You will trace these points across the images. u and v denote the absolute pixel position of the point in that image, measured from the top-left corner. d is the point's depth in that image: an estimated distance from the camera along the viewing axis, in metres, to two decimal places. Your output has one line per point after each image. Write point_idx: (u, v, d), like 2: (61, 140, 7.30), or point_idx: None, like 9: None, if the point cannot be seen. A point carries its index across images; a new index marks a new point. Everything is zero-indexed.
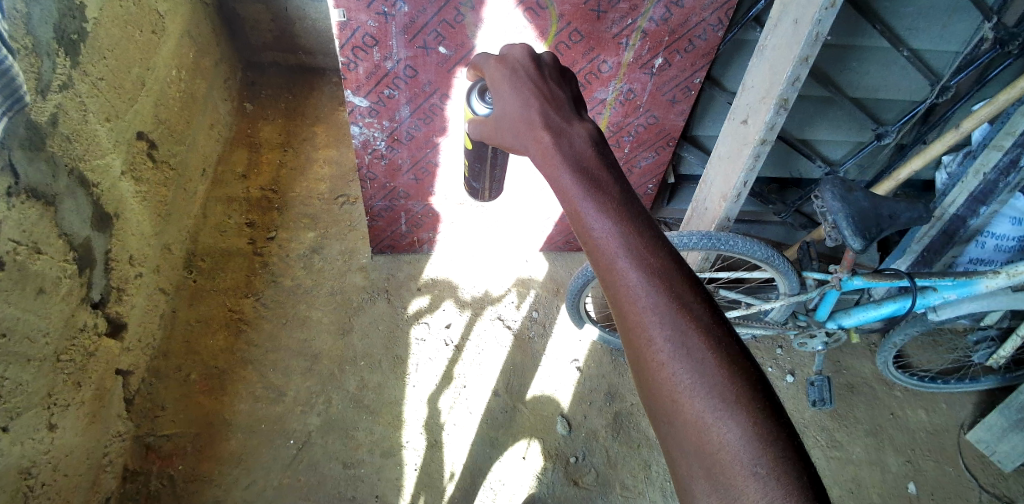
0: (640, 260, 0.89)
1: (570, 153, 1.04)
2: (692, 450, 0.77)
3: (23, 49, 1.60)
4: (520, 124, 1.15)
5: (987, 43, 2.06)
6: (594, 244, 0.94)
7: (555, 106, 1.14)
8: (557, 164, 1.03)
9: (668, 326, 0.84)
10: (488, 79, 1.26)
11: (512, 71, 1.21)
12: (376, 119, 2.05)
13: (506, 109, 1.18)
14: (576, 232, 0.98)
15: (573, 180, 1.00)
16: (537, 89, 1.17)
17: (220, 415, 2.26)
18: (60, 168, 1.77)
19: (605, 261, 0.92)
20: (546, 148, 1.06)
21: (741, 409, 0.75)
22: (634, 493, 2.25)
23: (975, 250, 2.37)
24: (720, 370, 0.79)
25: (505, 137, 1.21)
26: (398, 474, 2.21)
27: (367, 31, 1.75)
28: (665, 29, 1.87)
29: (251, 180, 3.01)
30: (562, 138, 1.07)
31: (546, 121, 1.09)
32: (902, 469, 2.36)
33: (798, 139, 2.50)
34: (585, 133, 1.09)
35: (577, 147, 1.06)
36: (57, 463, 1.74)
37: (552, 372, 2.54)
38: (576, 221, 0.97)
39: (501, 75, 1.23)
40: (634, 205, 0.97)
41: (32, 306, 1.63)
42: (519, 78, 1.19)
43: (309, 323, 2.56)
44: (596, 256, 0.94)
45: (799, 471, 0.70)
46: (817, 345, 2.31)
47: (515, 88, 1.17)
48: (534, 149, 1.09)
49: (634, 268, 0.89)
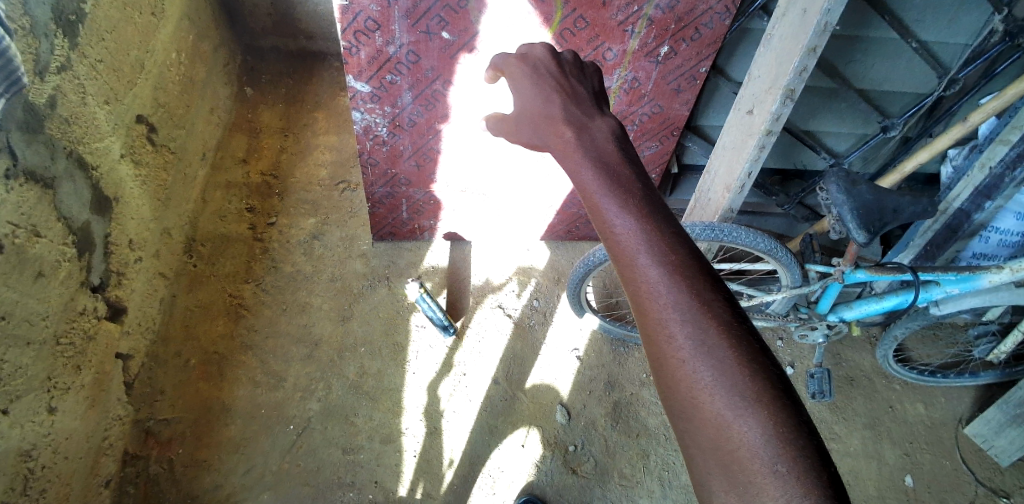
0: (661, 257, 0.88)
1: (591, 147, 1.05)
2: (711, 447, 0.77)
3: (20, 30, 1.58)
4: (539, 118, 1.13)
5: (996, 35, 2.03)
6: (615, 240, 0.92)
7: (576, 101, 1.14)
8: (578, 158, 1.03)
9: (689, 323, 0.83)
10: (505, 75, 1.25)
11: (532, 67, 1.21)
12: (378, 104, 2.02)
13: (524, 103, 1.17)
14: (596, 228, 0.97)
15: (595, 176, 0.99)
16: (558, 84, 1.18)
17: (220, 399, 2.26)
18: (59, 151, 1.75)
19: (626, 257, 0.91)
20: (569, 144, 1.06)
21: (762, 408, 0.75)
22: (632, 482, 2.26)
23: (979, 245, 2.36)
24: (742, 369, 0.78)
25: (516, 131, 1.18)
26: (398, 461, 2.22)
27: (370, 15, 1.72)
28: (671, 17, 1.84)
29: (251, 165, 2.99)
30: (584, 133, 1.07)
31: (568, 117, 1.09)
32: (899, 461, 2.37)
33: (803, 131, 2.48)
34: (607, 127, 1.10)
35: (598, 142, 1.06)
36: (57, 446, 1.75)
37: (552, 361, 2.54)
38: (597, 217, 0.96)
39: (519, 70, 1.22)
40: (655, 202, 0.96)
41: (31, 290, 1.63)
42: (540, 74, 1.19)
43: (309, 310, 2.56)
44: (616, 253, 0.93)
45: (819, 470, 0.71)
46: (817, 337, 2.31)
47: (535, 83, 1.17)
48: (554, 143, 1.09)
49: (655, 265, 0.88)
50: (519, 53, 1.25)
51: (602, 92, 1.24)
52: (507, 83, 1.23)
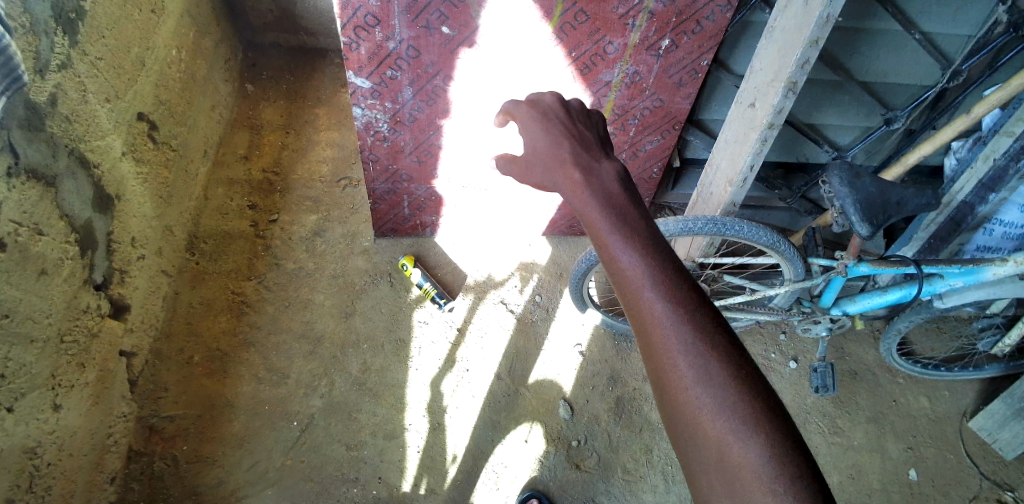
0: (665, 292, 0.94)
1: (598, 186, 1.12)
2: (714, 467, 0.83)
3: (20, 28, 1.58)
4: (549, 159, 1.23)
5: (1000, 26, 2.00)
6: (621, 274, 0.98)
7: (583, 145, 1.23)
8: (585, 197, 1.10)
9: (692, 354, 0.89)
10: (515, 119, 1.36)
11: (542, 114, 1.32)
12: (379, 100, 2.02)
13: (534, 145, 1.26)
14: (603, 263, 1.03)
15: (601, 214, 1.06)
16: (565, 129, 1.28)
17: (223, 396, 2.27)
18: (60, 149, 1.75)
19: (632, 291, 0.96)
20: (576, 182, 1.13)
21: (760, 432, 0.82)
22: (635, 477, 2.26)
23: (982, 238, 2.32)
24: (741, 396, 0.85)
25: (526, 169, 1.28)
26: (401, 457, 2.23)
27: (369, 10, 1.72)
28: (672, 10, 1.83)
29: (252, 162, 2.98)
30: (590, 174, 1.15)
31: (575, 159, 1.18)
32: (903, 455, 2.37)
33: (805, 124, 2.47)
34: (612, 169, 1.18)
35: (604, 181, 1.14)
36: (62, 444, 1.76)
37: (555, 357, 2.54)
38: (603, 253, 1.02)
39: (530, 116, 1.32)
40: (658, 238, 1.02)
41: (34, 288, 1.63)
42: (549, 120, 1.30)
43: (311, 306, 2.56)
44: (623, 287, 0.98)
45: (812, 488, 0.77)
46: (820, 331, 2.28)
47: (547, 129, 1.27)
48: (563, 183, 1.17)
49: (660, 300, 0.94)
50: (529, 101, 1.37)
51: (606, 137, 1.34)
52: (519, 127, 1.33)
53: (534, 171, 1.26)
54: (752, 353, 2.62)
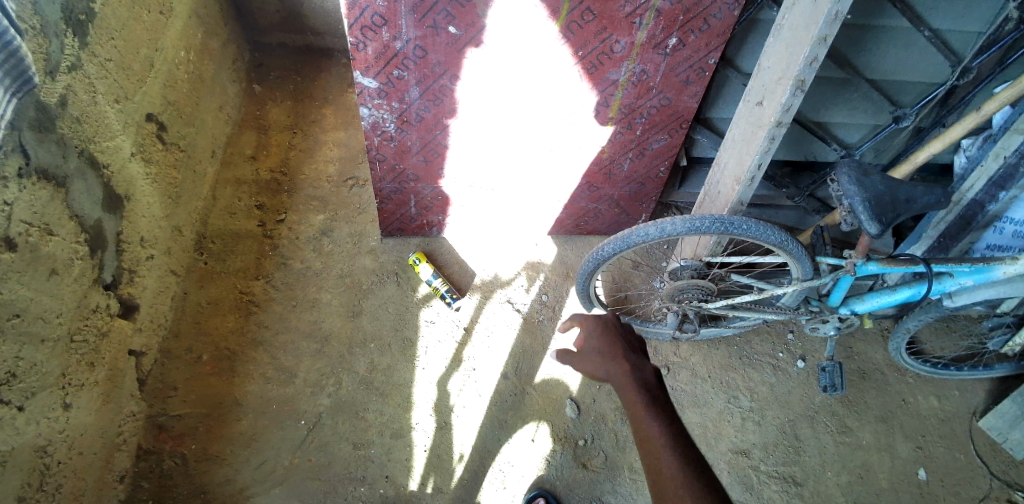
0: (681, 462, 1.26)
1: (641, 379, 1.51)
2: None
3: (31, 30, 1.59)
4: (604, 355, 1.62)
5: (1011, 23, 1.98)
6: (648, 441, 1.33)
7: (632, 350, 1.63)
8: (629, 385, 1.49)
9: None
10: (581, 325, 1.76)
11: (603, 323, 1.72)
12: (385, 100, 2.02)
13: (593, 343, 1.66)
14: (636, 434, 1.37)
15: (642, 399, 1.43)
16: (621, 335, 1.68)
17: (232, 395, 2.28)
18: (70, 150, 1.77)
19: (654, 453, 1.30)
20: (625, 373, 1.53)
21: None
22: (642, 476, 2.25)
23: (993, 236, 2.31)
24: None
25: (584, 363, 1.65)
26: (408, 455, 2.23)
27: (376, 10, 1.72)
28: (679, 8, 1.83)
29: (260, 162, 3.00)
30: (636, 369, 1.55)
31: (627, 358, 1.59)
32: (912, 455, 2.35)
33: (813, 122, 2.46)
34: (653, 371, 1.56)
35: (645, 376, 1.53)
36: (72, 442, 1.77)
37: (561, 356, 2.54)
38: (637, 425, 1.38)
39: (591, 323, 1.74)
40: (677, 424, 1.37)
41: (45, 287, 1.65)
42: (609, 327, 1.71)
43: (319, 306, 2.57)
44: (648, 451, 1.32)
45: None
46: (829, 330, 2.29)
47: (605, 332, 1.68)
48: (617, 372, 1.56)
49: (674, 462, 1.26)
50: (589, 316, 1.78)
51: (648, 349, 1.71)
52: (580, 329, 1.74)
53: (590, 365, 1.64)
54: (760, 352, 2.61)
